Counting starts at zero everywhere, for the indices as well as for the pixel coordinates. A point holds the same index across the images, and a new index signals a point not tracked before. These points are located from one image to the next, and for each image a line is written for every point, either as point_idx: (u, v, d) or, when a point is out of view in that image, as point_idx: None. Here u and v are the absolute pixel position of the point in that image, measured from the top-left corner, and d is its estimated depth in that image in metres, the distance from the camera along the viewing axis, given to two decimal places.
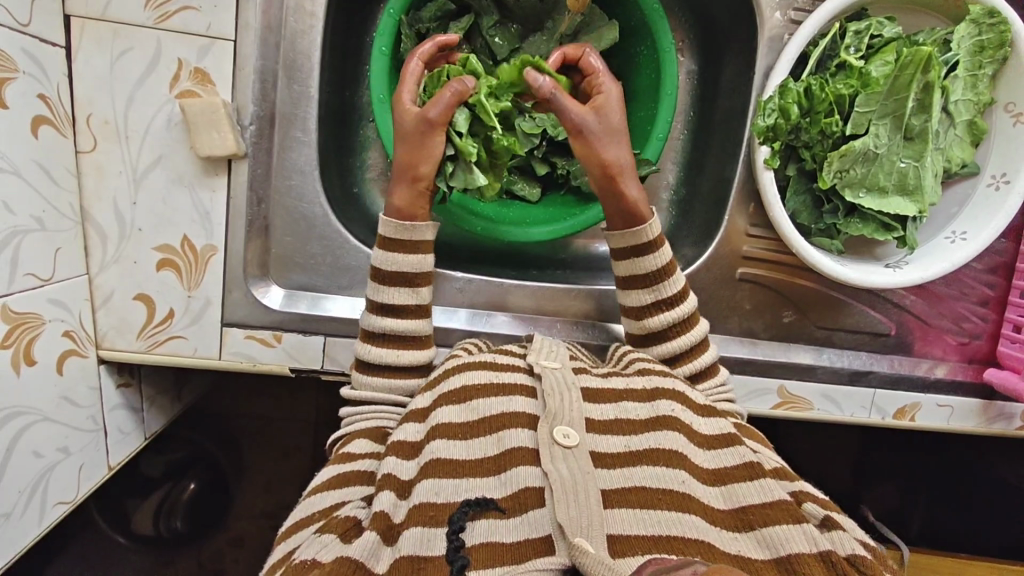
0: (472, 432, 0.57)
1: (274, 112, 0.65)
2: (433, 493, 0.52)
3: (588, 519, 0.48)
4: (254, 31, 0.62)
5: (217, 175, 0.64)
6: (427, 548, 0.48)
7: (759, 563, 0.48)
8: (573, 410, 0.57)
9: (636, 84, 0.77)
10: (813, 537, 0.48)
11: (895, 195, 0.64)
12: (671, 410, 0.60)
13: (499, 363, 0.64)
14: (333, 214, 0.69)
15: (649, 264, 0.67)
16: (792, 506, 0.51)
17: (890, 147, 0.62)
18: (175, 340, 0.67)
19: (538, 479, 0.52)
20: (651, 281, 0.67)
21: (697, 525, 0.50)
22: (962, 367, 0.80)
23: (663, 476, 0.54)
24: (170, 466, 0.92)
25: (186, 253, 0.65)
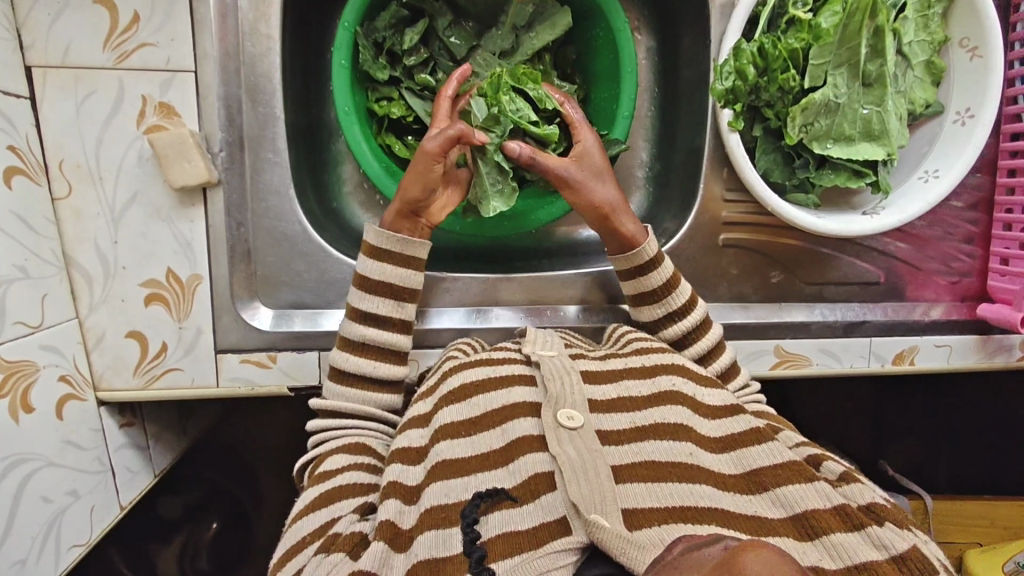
0: (476, 427, 0.58)
1: (243, 137, 0.66)
2: (442, 494, 0.52)
3: (602, 495, 0.47)
4: (213, 59, 0.63)
5: (193, 205, 0.65)
6: (444, 548, 0.47)
7: (776, 522, 0.48)
8: (576, 394, 0.57)
9: (595, 67, 0.78)
10: (828, 494, 0.49)
11: (864, 141, 0.64)
12: (671, 383, 0.62)
13: (494, 357, 0.65)
14: (313, 229, 0.70)
15: (655, 278, 0.68)
16: (802, 466, 0.52)
17: (850, 97, 0.63)
18: (171, 372, 0.67)
19: (546, 462, 0.52)
20: (660, 293, 0.68)
21: (710, 495, 0.50)
22: (956, 305, 0.80)
23: (670, 449, 0.54)
24: (188, 508, 0.91)
25: (172, 285, 0.66)
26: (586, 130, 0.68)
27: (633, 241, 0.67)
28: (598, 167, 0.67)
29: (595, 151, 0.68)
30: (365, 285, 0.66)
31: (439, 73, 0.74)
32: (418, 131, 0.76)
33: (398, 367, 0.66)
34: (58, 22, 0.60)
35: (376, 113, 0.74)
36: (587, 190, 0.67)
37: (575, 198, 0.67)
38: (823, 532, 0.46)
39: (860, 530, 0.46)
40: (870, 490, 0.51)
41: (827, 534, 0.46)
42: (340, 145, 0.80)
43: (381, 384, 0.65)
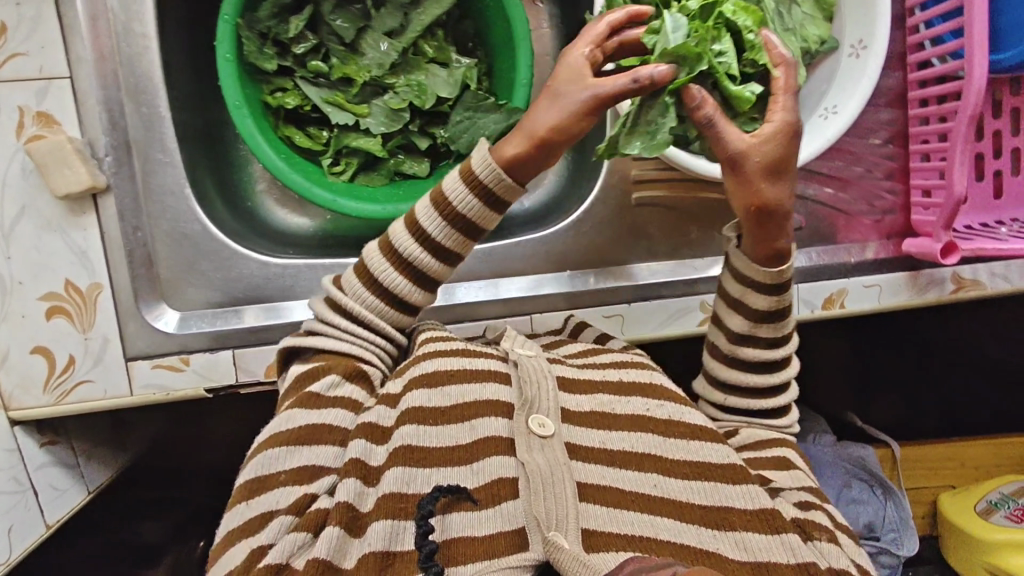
0: (442, 419, 0.56)
1: (129, 140, 0.65)
2: (402, 482, 0.52)
3: (562, 513, 0.48)
4: (88, 63, 0.63)
5: (85, 213, 0.64)
6: (398, 542, 0.49)
7: (736, 563, 0.50)
8: (550, 399, 0.56)
9: (492, 37, 0.77)
10: (793, 548, 0.51)
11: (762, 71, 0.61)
12: (643, 406, 0.60)
13: (470, 348, 0.62)
14: (214, 227, 0.69)
15: (762, 301, 0.61)
16: (772, 514, 0.53)
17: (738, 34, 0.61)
18: (82, 385, 0.66)
19: (512, 469, 0.52)
20: (777, 318, 0.62)
21: (670, 527, 0.51)
22: (883, 244, 0.79)
23: (636, 479, 0.54)
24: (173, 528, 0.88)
25: (73, 296, 0.65)
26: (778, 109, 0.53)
27: (770, 259, 0.60)
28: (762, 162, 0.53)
29: (768, 134, 0.53)
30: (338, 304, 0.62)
31: (331, 58, 0.73)
32: (319, 120, 0.76)
33: (401, 317, 0.62)
34: None
35: (272, 105, 0.73)
36: (767, 188, 0.54)
37: (750, 199, 0.55)
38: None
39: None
40: (843, 555, 0.52)
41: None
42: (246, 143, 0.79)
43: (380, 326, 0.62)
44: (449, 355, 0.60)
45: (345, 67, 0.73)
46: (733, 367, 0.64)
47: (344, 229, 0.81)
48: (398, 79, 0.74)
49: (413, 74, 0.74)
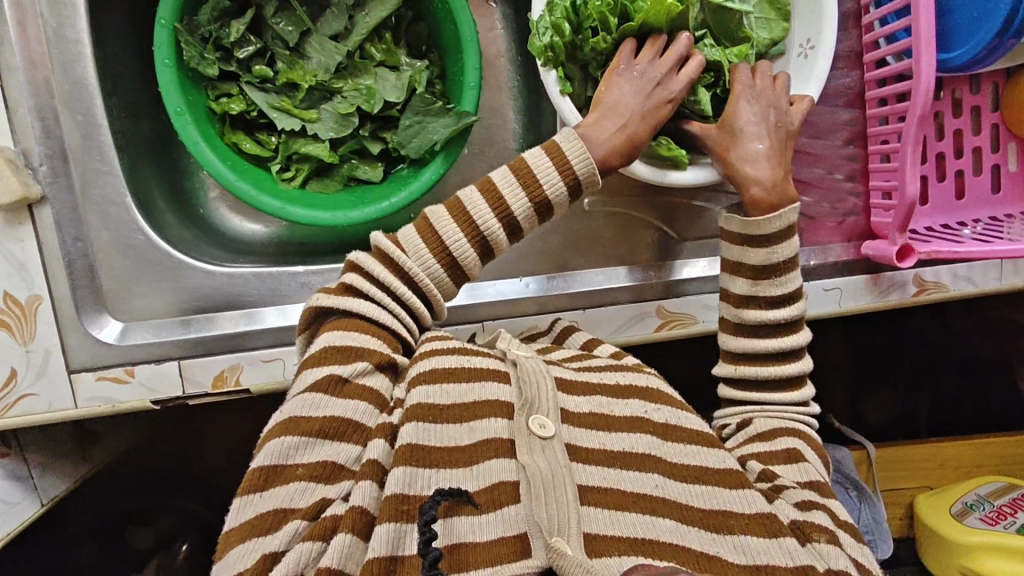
0: (454, 417, 0.54)
1: (65, 149, 0.64)
2: (406, 483, 0.49)
3: (563, 518, 0.47)
4: (20, 70, 0.61)
5: (21, 224, 0.63)
6: (400, 547, 0.46)
7: (735, 568, 0.49)
8: (550, 400, 0.55)
9: (443, 38, 0.75)
10: (791, 552, 0.50)
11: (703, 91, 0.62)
12: (642, 411, 0.59)
13: (468, 347, 0.61)
14: (158, 237, 0.68)
15: (756, 257, 0.61)
16: (770, 518, 0.52)
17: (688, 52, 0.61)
18: (25, 399, 0.65)
19: (513, 473, 0.51)
20: (779, 278, 0.61)
21: (673, 530, 0.51)
22: (845, 247, 0.78)
23: (639, 481, 0.54)
24: (160, 536, 0.94)
25: (12, 308, 0.64)
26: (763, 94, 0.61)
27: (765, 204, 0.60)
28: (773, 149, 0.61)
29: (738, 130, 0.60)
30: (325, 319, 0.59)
31: (277, 63, 0.72)
32: (267, 126, 0.75)
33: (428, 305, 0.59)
34: None
35: (217, 111, 0.71)
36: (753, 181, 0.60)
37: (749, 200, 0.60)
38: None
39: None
40: (844, 556, 0.51)
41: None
42: None
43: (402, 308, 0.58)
44: (444, 354, 0.58)
45: (291, 70, 0.72)
46: (742, 334, 0.63)
47: (302, 235, 0.80)
48: (345, 83, 0.73)
49: (361, 77, 0.73)
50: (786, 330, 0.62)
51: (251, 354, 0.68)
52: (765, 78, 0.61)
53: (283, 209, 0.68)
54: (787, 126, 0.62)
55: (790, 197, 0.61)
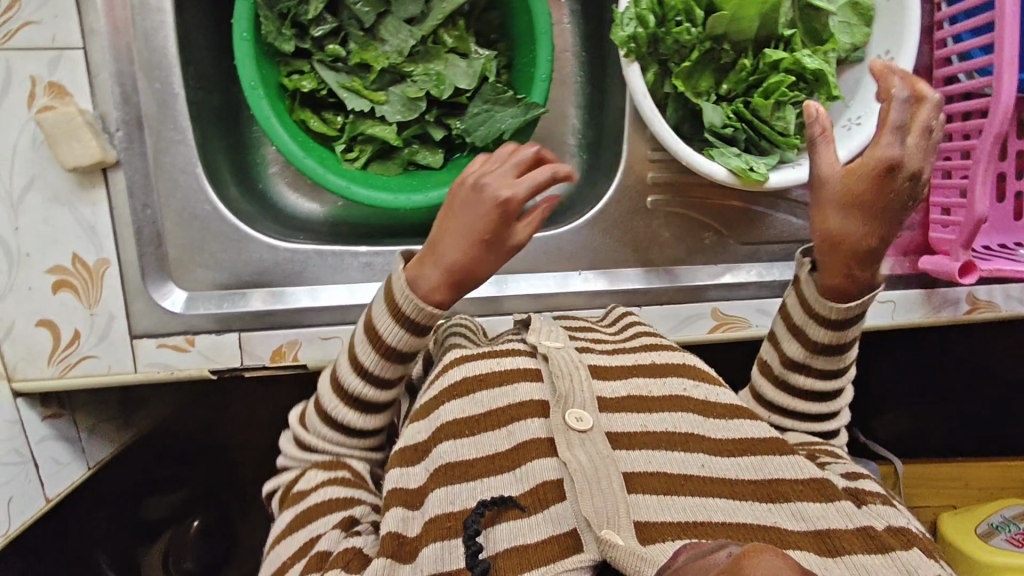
0: (478, 427, 0.55)
1: (141, 115, 0.64)
2: (446, 502, 0.52)
3: (614, 507, 0.47)
4: (102, 34, 0.61)
5: (94, 187, 0.63)
6: (446, 563, 0.48)
7: (796, 536, 0.48)
8: (583, 389, 0.56)
9: (515, 28, 0.75)
10: (849, 513, 0.49)
11: (789, 107, 0.62)
12: (681, 387, 0.60)
13: (496, 348, 0.61)
14: (225, 209, 0.68)
15: (817, 334, 0.59)
16: (823, 484, 0.52)
17: (772, 59, 0.60)
18: (86, 360, 0.66)
19: (556, 470, 0.51)
20: (834, 354, 0.60)
21: (726, 508, 0.50)
22: (899, 261, 0.78)
23: (685, 463, 0.53)
24: (172, 508, 0.92)
25: (79, 271, 0.65)
26: (907, 142, 0.50)
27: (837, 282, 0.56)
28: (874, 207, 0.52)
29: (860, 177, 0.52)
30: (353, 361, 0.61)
31: (350, 44, 0.72)
32: (335, 105, 0.75)
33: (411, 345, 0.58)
34: None
35: (288, 88, 0.72)
36: (841, 235, 0.53)
37: (828, 244, 0.54)
38: (846, 551, 0.46)
39: (884, 551, 0.46)
40: (899, 512, 0.50)
41: (849, 553, 0.46)
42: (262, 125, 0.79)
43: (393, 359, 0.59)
44: (472, 360, 0.60)
45: (364, 52, 0.72)
46: (785, 391, 0.63)
47: (357, 216, 0.81)
48: (416, 68, 0.73)
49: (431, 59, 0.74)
50: (827, 386, 0.62)
51: (309, 331, 0.69)
52: (917, 126, 0.50)
53: (350, 189, 0.69)
54: (900, 182, 0.51)
55: (873, 284, 0.56)
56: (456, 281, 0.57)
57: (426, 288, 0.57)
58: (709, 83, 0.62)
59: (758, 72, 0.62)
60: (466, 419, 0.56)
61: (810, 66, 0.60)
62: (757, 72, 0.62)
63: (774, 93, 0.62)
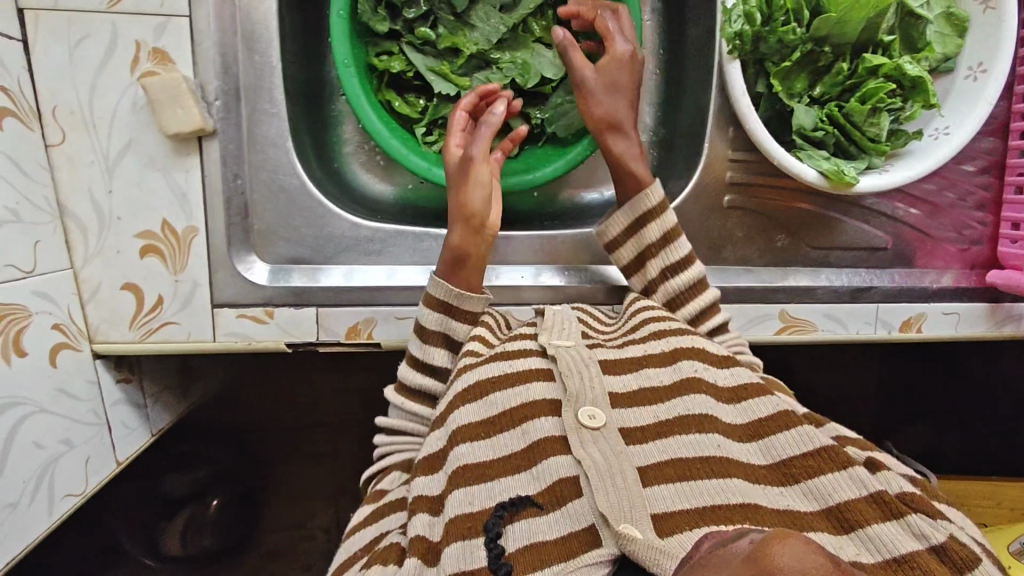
0: (455, 317, 0.64)
1: (239, 86, 0.65)
2: (467, 502, 0.51)
3: (628, 501, 0.46)
4: (209, 3, 0.62)
5: (189, 155, 0.64)
6: (470, 561, 0.46)
7: (810, 516, 0.47)
8: (593, 387, 0.56)
9: None
10: (861, 481, 0.47)
11: (884, 113, 0.62)
12: (693, 369, 0.59)
13: (509, 348, 0.62)
14: (311, 184, 0.69)
15: (654, 233, 0.68)
16: (834, 451, 0.49)
17: (871, 64, 0.60)
18: (167, 326, 0.67)
19: (572, 468, 0.50)
20: (648, 217, 0.68)
21: (742, 488, 0.48)
22: (965, 273, 0.79)
23: (697, 444, 0.52)
24: (195, 484, 0.93)
25: (168, 237, 0.65)
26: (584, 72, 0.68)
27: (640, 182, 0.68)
28: (606, 78, 0.68)
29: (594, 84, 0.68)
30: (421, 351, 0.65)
31: (439, 28, 0.73)
32: (418, 88, 0.75)
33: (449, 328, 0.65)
34: None
35: (377, 68, 0.73)
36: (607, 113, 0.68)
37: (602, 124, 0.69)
38: (859, 525, 0.45)
39: (897, 519, 0.44)
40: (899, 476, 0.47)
41: (865, 527, 0.44)
42: (341, 103, 0.79)
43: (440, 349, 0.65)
44: (487, 363, 0.61)
45: (452, 36, 0.73)
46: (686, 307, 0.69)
47: (427, 200, 0.81)
48: (503, 55, 0.74)
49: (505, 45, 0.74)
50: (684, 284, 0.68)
51: (386, 311, 0.69)
52: (614, 59, 0.68)
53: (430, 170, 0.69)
54: (619, 81, 0.69)
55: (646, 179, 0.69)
56: (480, 236, 0.65)
57: (459, 247, 0.65)
58: (803, 84, 0.63)
59: (854, 77, 0.62)
60: (474, 315, 0.65)
61: (911, 72, 0.59)
62: (859, 77, 0.61)
63: (871, 99, 0.61)
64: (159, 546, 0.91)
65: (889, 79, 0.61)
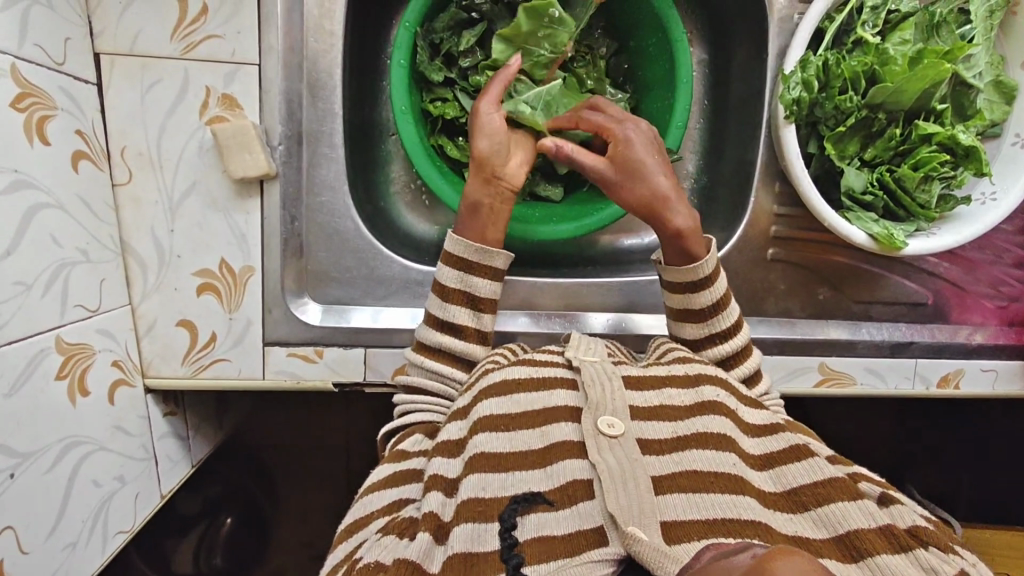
0: (476, 272, 0.64)
1: (301, 131, 0.67)
2: (479, 488, 0.50)
3: (640, 506, 0.46)
4: (277, 53, 0.64)
5: (250, 197, 0.65)
6: (480, 543, 0.46)
7: (817, 542, 0.46)
8: (615, 399, 0.55)
9: (649, 77, 0.78)
10: (871, 512, 0.46)
11: (936, 180, 0.64)
12: (715, 395, 0.58)
13: (534, 359, 0.63)
14: (364, 226, 0.70)
15: (706, 297, 0.64)
16: (846, 483, 0.49)
17: (926, 131, 0.62)
18: (218, 363, 0.68)
19: (586, 471, 0.51)
20: (706, 284, 0.64)
21: (754, 506, 0.48)
22: (1002, 330, 0.79)
23: (715, 460, 0.52)
24: (207, 502, 0.91)
25: (224, 276, 0.66)
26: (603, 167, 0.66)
27: (695, 250, 0.64)
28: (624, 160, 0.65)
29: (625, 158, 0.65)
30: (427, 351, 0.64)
31: None
32: (469, 133, 0.76)
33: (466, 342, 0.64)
34: (127, 11, 0.61)
35: (431, 114, 0.74)
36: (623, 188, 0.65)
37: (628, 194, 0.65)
38: (869, 553, 0.44)
39: (905, 551, 0.44)
40: (911, 511, 0.47)
41: (875, 555, 0.44)
42: (391, 145, 0.79)
43: (452, 359, 0.64)
44: (513, 367, 0.61)
45: None
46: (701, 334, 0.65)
47: None
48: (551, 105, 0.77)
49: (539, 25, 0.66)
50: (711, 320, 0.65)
51: None
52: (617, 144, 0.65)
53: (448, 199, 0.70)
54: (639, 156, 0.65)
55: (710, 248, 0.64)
56: (494, 185, 0.66)
57: (472, 196, 0.65)
58: (856, 147, 0.65)
59: (907, 142, 0.64)
60: (493, 270, 0.65)
61: (964, 141, 0.62)
62: (912, 144, 0.64)
63: (924, 166, 0.63)
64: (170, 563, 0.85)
65: (942, 146, 0.63)
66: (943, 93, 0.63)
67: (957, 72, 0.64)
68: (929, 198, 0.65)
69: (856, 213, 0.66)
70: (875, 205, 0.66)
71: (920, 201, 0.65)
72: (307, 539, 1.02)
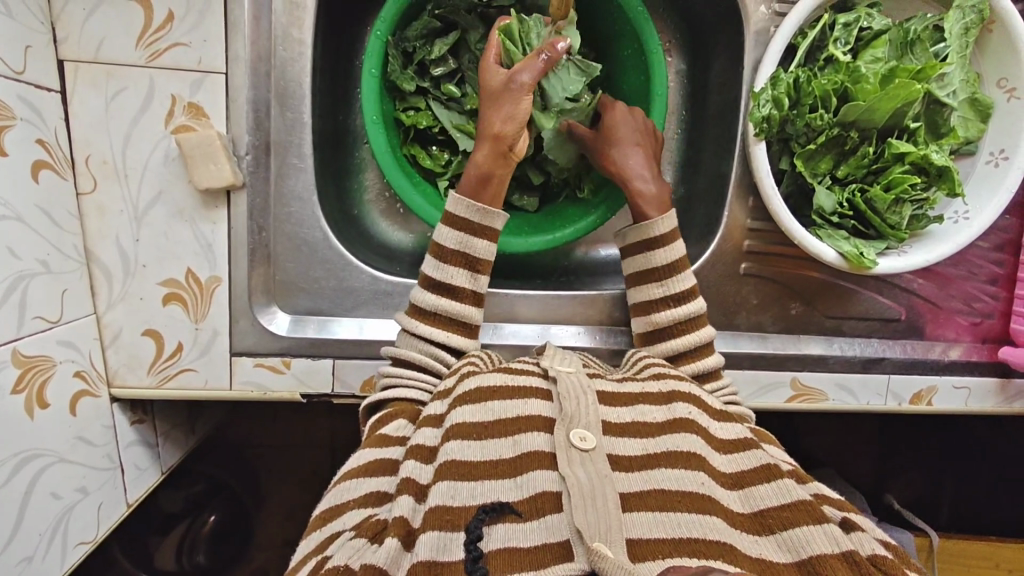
0: (478, 233, 0.64)
1: (269, 141, 0.66)
2: (448, 496, 0.49)
3: (606, 523, 0.46)
4: (244, 62, 0.63)
5: (217, 207, 0.65)
6: (446, 553, 0.46)
7: (780, 566, 0.46)
8: (590, 413, 0.54)
9: (624, 87, 0.77)
10: (836, 538, 0.46)
11: (907, 203, 0.64)
12: (687, 412, 0.57)
13: (512, 367, 0.61)
14: (334, 236, 0.69)
15: (658, 258, 0.66)
16: (812, 505, 0.48)
17: (898, 151, 0.62)
18: (185, 373, 0.67)
19: (556, 483, 0.50)
20: (659, 242, 0.66)
21: (721, 528, 0.47)
22: (976, 347, 0.79)
23: (682, 479, 0.51)
24: (190, 500, 0.90)
25: (191, 286, 0.66)
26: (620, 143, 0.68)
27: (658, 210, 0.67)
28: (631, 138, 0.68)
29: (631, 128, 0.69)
30: (421, 314, 0.64)
31: (467, 84, 0.74)
32: (443, 142, 0.75)
33: (468, 306, 0.64)
34: (92, 17, 0.60)
35: (404, 123, 0.73)
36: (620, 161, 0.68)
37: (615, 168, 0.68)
38: None
39: None
40: (872, 539, 0.46)
41: None
42: (365, 152, 0.78)
43: (452, 323, 0.64)
44: (489, 373, 0.60)
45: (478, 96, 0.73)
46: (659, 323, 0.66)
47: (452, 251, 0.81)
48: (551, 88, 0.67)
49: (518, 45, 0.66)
50: (671, 277, 0.66)
51: None
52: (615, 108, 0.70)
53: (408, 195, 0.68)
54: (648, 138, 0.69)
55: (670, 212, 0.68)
56: (502, 157, 0.65)
57: (486, 167, 0.65)
58: (828, 165, 0.65)
59: (880, 161, 0.64)
60: (495, 232, 0.65)
61: (937, 162, 0.62)
62: (884, 166, 0.63)
63: (895, 187, 0.63)
64: (152, 561, 0.88)
65: (916, 166, 0.63)
66: (916, 111, 0.63)
67: (929, 91, 0.63)
68: (898, 221, 0.65)
69: (827, 232, 0.66)
70: (842, 222, 0.66)
71: (894, 222, 0.65)
72: (283, 541, 1.02)
